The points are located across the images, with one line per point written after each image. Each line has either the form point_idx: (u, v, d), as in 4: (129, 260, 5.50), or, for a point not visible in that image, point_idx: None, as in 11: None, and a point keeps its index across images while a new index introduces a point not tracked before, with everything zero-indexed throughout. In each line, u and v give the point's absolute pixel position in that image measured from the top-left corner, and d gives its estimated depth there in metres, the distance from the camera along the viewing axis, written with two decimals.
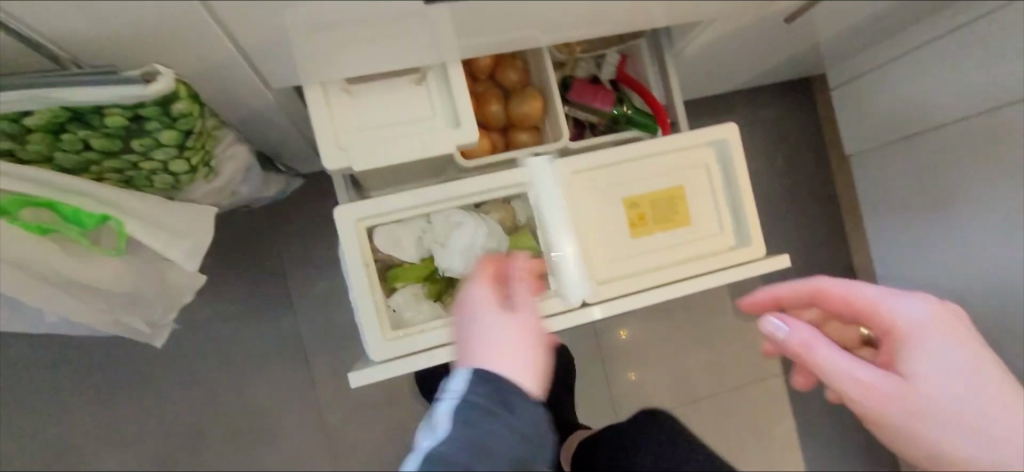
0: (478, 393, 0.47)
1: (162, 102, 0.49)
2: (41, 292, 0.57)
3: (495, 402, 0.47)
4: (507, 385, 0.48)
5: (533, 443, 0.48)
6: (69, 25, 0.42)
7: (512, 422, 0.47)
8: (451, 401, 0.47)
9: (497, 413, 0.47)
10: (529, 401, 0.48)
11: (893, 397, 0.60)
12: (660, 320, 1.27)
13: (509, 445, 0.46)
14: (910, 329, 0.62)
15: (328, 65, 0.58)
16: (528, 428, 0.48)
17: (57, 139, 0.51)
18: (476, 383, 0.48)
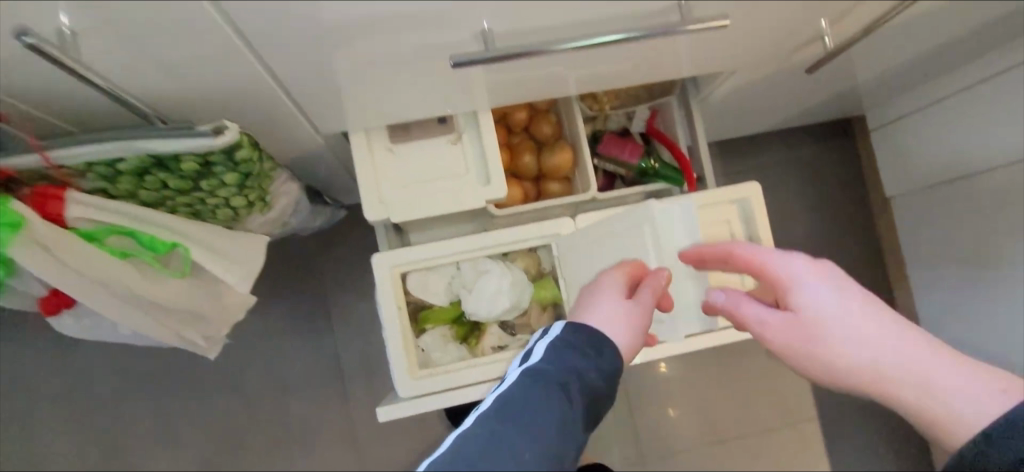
0: (581, 335, 0.54)
1: (228, 149, 0.57)
2: (116, 305, 0.65)
3: (592, 344, 0.53)
4: (601, 335, 0.54)
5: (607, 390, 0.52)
6: (157, 89, 0.51)
7: (600, 364, 0.52)
8: (566, 340, 0.53)
9: (593, 354, 0.53)
10: (610, 351, 0.54)
11: (787, 338, 0.54)
12: (695, 359, 1.29)
13: (589, 383, 0.50)
14: (793, 276, 0.53)
15: (375, 108, 0.66)
16: (605, 375, 0.52)
17: (141, 180, 0.59)
18: (587, 330, 0.54)
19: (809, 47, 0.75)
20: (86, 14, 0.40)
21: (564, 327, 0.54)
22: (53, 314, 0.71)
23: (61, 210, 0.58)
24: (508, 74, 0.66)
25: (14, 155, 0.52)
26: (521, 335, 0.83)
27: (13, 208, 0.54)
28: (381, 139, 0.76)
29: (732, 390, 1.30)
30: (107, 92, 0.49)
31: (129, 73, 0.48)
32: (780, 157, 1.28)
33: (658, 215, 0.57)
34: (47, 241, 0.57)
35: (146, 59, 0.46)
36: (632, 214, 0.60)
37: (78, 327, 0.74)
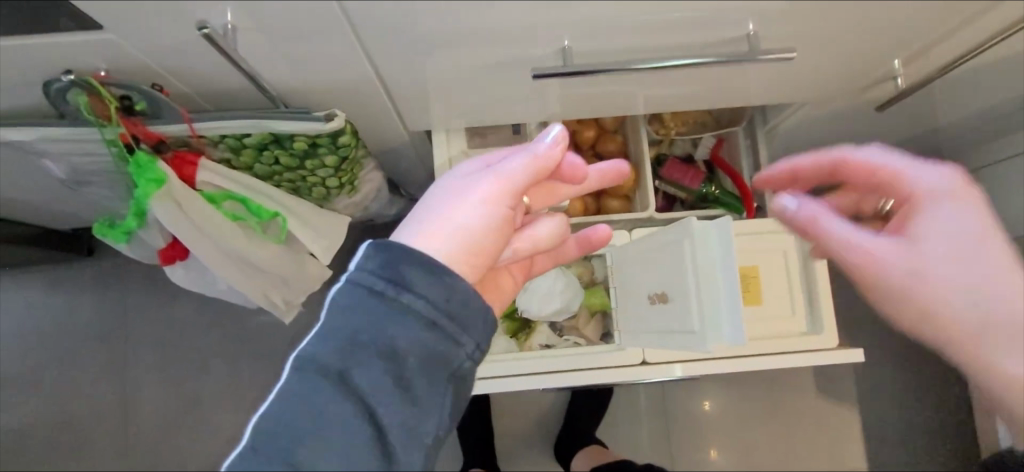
0: (368, 275, 0.41)
1: (333, 134, 0.66)
2: (217, 260, 0.76)
3: (390, 282, 0.40)
4: (401, 262, 0.41)
5: (439, 317, 0.41)
6: (285, 80, 0.60)
7: (405, 302, 0.40)
8: (347, 295, 0.41)
9: (393, 295, 0.40)
10: (425, 277, 0.41)
11: (894, 264, 0.48)
12: (736, 391, 1.29)
13: (393, 328, 0.40)
14: (932, 195, 0.49)
15: (458, 111, 0.74)
16: (426, 303, 0.40)
17: (259, 154, 0.69)
18: (380, 259, 0.41)
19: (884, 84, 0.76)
20: (246, 16, 0.49)
21: (365, 251, 0.41)
22: (168, 265, 0.83)
23: (194, 174, 0.69)
24: (581, 88, 0.72)
25: (172, 124, 0.62)
26: (567, 337, 0.87)
27: (160, 167, 0.65)
28: (459, 142, 0.84)
29: (774, 430, 1.28)
30: (249, 77, 0.59)
31: (266, 64, 0.57)
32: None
33: (694, 232, 0.58)
34: (180, 198, 0.68)
35: (282, 53, 0.55)
36: (680, 227, 0.62)
37: (186, 278, 0.86)
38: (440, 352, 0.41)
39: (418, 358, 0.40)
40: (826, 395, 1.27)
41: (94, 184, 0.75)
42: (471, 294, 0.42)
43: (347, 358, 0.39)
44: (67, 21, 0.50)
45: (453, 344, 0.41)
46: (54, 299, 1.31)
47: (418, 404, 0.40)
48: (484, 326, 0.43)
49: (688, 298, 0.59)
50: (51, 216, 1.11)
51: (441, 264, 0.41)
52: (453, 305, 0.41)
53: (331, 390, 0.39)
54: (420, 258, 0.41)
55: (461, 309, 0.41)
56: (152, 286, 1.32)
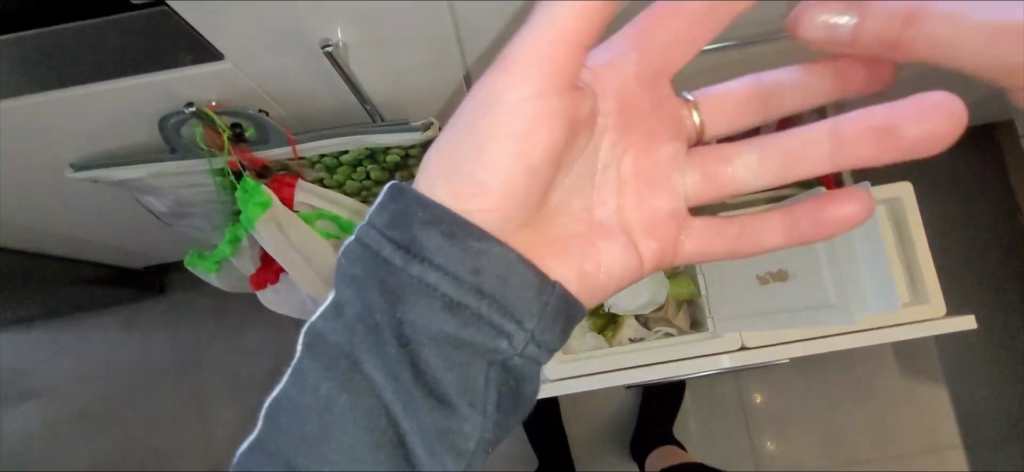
0: (382, 238, 0.44)
1: (425, 144, 0.68)
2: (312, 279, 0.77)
3: (405, 249, 0.43)
4: (412, 221, 0.44)
5: (457, 294, 0.43)
6: (381, 91, 0.62)
7: (414, 273, 0.43)
8: (359, 264, 0.44)
9: (409, 265, 0.43)
10: (444, 242, 0.44)
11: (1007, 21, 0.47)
12: (813, 374, 1.26)
13: (413, 304, 0.43)
14: None
15: None
16: (442, 275, 0.43)
17: (352, 171, 0.72)
18: (390, 218, 0.44)
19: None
20: (355, 31, 0.52)
21: (379, 205, 0.44)
22: (260, 289, 0.85)
23: (292, 195, 0.72)
24: None
25: (276, 147, 0.66)
26: (657, 328, 0.86)
27: (265, 191, 0.69)
28: None
29: (858, 412, 1.25)
30: (351, 87, 0.61)
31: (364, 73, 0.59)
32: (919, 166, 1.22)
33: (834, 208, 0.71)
34: (282, 219, 0.71)
35: (382, 59, 0.57)
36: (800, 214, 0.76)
37: (275, 301, 0.88)
38: (459, 331, 0.43)
39: (433, 337, 0.43)
40: (908, 372, 1.24)
41: (193, 214, 0.79)
42: (493, 261, 0.44)
43: (369, 331, 0.43)
44: (185, 56, 0.52)
45: (489, 331, 0.44)
46: (132, 337, 1.35)
47: (434, 380, 0.44)
48: (520, 305, 0.44)
49: (823, 275, 0.75)
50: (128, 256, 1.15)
51: (457, 225, 0.44)
52: (469, 280, 0.44)
53: (351, 363, 0.43)
54: (440, 210, 0.44)
55: (482, 282, 0.44)
56: (223, 317, 1.35)
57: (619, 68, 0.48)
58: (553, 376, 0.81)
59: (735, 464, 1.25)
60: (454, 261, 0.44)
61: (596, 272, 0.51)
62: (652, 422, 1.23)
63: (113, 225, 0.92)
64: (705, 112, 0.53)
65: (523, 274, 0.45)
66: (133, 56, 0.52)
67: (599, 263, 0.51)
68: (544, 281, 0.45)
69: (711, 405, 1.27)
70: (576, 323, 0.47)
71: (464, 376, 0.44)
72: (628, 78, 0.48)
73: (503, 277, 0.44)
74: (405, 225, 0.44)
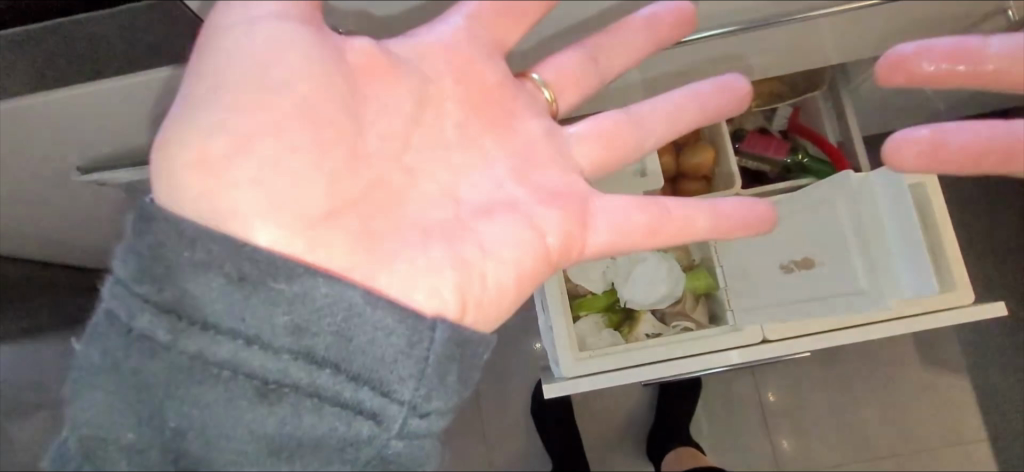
0: (128, 294, 0.36)
1: None
2: None
3: (164, 305, 0.36)
4: (178, 270, 0.36)
5: (291, 356, 0.37)
6: None
7: (190, 341, 0.36)
8: (114, 331, 0.36)
9: (186, 329, 0.36)
10: (237, 294, 0.37)
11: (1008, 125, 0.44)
12: (831, 369, 1.23)
13: (195, 372, 0.36)
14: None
15: None
16: (241, 338, 0.36)
17: None
18: (137, 269, 0.36)
19: (999, 16, 0.73)
20: None
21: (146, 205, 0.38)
22: None
23: None
24: (666, 59, 0.72)
25: None
26: (675, 323, 0.84)
27: None
28: None
29: (879, 406, 1.22)
30: None
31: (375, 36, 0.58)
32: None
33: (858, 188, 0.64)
34: None
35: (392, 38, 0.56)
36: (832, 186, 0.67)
37: None
38: (292, 375, 0.37)
39: (245, 392, 0.36)
40: (930, 364, 1.22)
41: None
42: (337, 308, 0.38)
43: (138, 405, 0.36)
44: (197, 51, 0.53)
45: (336, 404, 0.37)
46: None
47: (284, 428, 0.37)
48: (394, 376, 0.38)
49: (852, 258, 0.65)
50: None
51: (253, 293, 0.37)
52: (310, 333, 0.37)
53: (115, 454, 0.35)
54: (215, 256, 0.37)
55: (314, 344, 0.37)
56: None
57: (263, 62, 0.41)
58: (570, 375, 0.78)
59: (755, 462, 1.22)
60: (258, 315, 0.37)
61: (483, 299, 0.45)
62: (669, 421, 1.20)
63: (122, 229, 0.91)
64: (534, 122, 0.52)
65: (373, 315, 0.38)
66: (145, 54, 0.52)
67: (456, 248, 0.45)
68: (417, 325, 0.39)
69: (729, 403, 1.25)
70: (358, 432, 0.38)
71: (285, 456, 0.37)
72: (270, 66, 0.42)
73: (344, 331, 0.38)
74: (139, 266, 0.36)
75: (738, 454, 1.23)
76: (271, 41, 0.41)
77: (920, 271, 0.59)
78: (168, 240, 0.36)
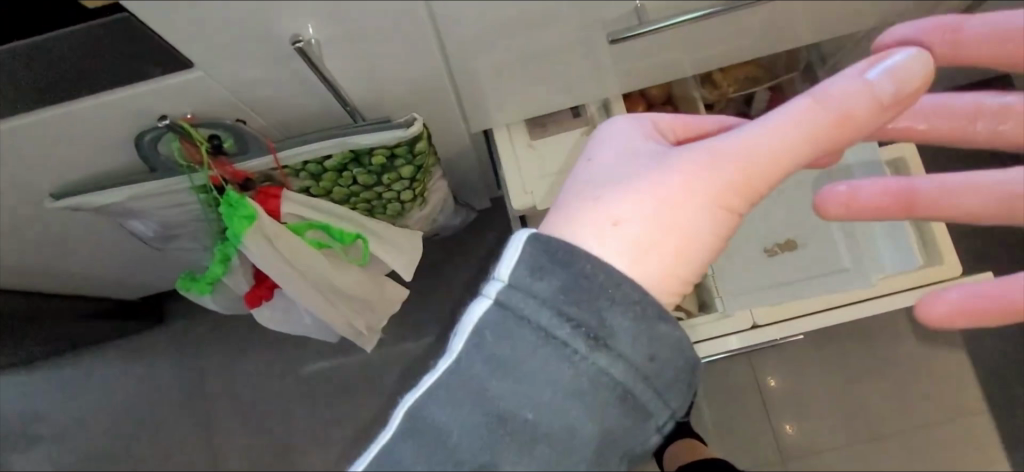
0: (524, 296, 0.43)
1: (409, 142, 0.66)
2: (309, 290, 0.75)
3: (581, 324, 0.42)
4: (590, 301, 0.43)
5: (622, 378, 0.42)
6: (358, 87, 0.61)
7: (590, 360, 0.42)
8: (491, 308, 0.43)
9: (571, 343, 0.42)
10: (632, 325, 0.43)
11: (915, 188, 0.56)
12: (829, 350, 1.23)
13: (536, 389, 0.42)
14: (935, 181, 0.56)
15: (514, 100, 0.74)
16: (615, 357, 0.42)
17: (338, 177, 0.70)
18: (561, 285, 0.43)
19: None
20: (326, 27, 0.51)
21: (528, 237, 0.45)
22: (256, 308, 0.82)
23: (278, 206, 0.70)
24: (639, 48, 0.71)
25: (257, 156, 0.64)
26: None
27: (249, 203, 0.67)
28: (521, 136, 0.83)
29: (878, 384, 1.22)
30: (330, 90, 0.60)
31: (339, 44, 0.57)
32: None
33: None
34: (269, 231, 0.69)
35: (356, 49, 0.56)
36: None
37: (271, 319, 0.85)
38: (630, 408, 0.43)
39: (580, 394, 0.42)
40: (926, 339, 1.22)
41: (181, 236, 0.77)
42: (668, 350, 0.43)
43: (492, 373, 0.43)
44: (155, 67, 0.52)
45: (642, 415, 0.43)
46: (136, 372, 1.33)
47: (576, 427, 0.42)
48: (668, 387, 0.44)
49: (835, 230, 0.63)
50: (125, 288, 1.13)
51: (602, 321, 0.42)
52: (646, 364, 0.43)
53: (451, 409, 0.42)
54: (619, 292, 0.43)
55: (650, 371, 0.43)
56: (223, 342, 1.32)
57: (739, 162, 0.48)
58: None
59: (759, 448, 1.22)
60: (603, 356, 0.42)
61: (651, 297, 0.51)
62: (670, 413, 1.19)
63: (103, 254, 0.90)
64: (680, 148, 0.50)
65: (680, 362, 0.44)
66: (103, 72, 0.51)
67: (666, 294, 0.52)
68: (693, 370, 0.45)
69: (729, 391, 1.24)
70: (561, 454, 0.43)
71: (596, 462, 0.43)
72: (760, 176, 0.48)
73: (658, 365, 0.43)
74: (531, 266, 0.43)
75: (742, 441, 1.22)
76: (772, 145, 0.48)
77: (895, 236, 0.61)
78: (521, 274, 0.43)
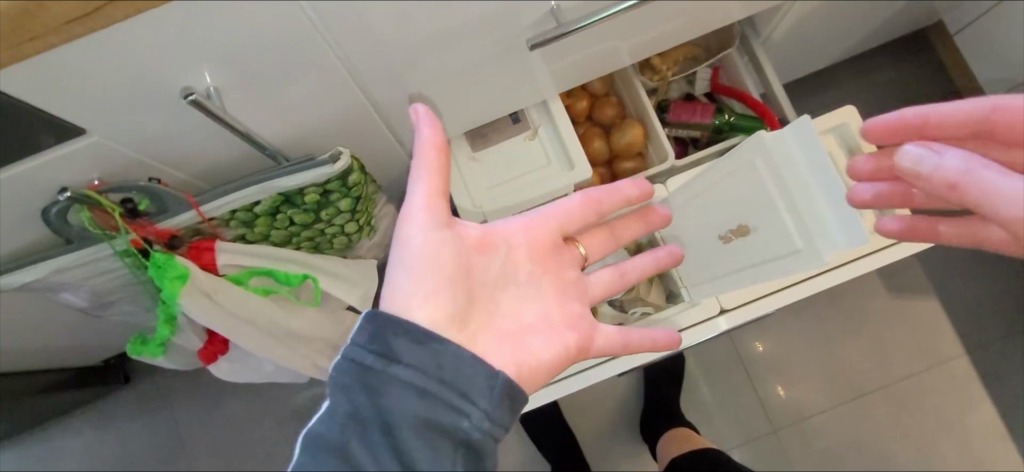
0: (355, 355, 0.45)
1: (341, 175, 0.63)
2: (266, 340, 0.72)
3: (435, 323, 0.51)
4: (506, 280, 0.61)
5: (421, 386, 0.45)
6: (276, 127, 0.58)
7: (395, 371, 0.44)
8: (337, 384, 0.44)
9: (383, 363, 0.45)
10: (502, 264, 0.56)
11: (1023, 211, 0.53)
12: (804, 316, 1.24)
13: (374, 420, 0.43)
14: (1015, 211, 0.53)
15: (448, 117, 0.72)
16: (416, 371, 0.45)
17: (273, 220, 0.67)
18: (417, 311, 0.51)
19: None
20: (224, 71, 0.48)
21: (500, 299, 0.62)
22: (212, 363, 0.78)
23: (213, 259, 0.66)
24: (569, 48, 0.69)
25: (178, 213, 0.61)
26: (633, 309, 0.82)
27: (179, 262, 0.63)
28: (463, 150, 0.81)
29: (856, 342, 1.23)
30: (243, 135, 0.57)
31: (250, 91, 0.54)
32: (850, 91, 1.23)
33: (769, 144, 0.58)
34: (206, 287, 0.66)
35: (268, 90, 0.53)
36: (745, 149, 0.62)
37: (230, 371, 0.81)
38: (448, 415, 0.44)
39: (407, 417, 0.43)
40: (897, 291, 1.23)
41: (118, 301, 0.73)
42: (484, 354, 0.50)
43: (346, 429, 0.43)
44: (49, 138, 0.48)
45: (449, 410, 0.44)
46: (107, 439, 1.27)
47: (429, 434, 0.43)
48: (470, 387, 0.46)
49: (784, 218, 0.59)
50: (80, 355, 1.08)
51: (387, 337, 0.45)
52: (436, 370, 0.45)
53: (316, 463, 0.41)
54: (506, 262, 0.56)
55: (444, 375, 0.45)
56: (196, 393, 1.27)
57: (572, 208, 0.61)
58: None
59: (747, 423, 1.22)
60: (427, 362, 0.45)
61: (529, 366, 0.53)
62: (658, 400, 1.18)
63: (41, 326, 0.85)
64: (586, 245, 0.65)
65: (476, 362, 0.47)
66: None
67: (523, 360, 0.53)
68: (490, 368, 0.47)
69: (713, 368, 1.24)
70: (521, 405, 0.48)
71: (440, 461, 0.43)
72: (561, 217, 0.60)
73: (449, 377, 0.45)
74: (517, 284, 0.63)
75: (732, 417, 1.23)
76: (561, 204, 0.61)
77: (846, 219, 0.52)
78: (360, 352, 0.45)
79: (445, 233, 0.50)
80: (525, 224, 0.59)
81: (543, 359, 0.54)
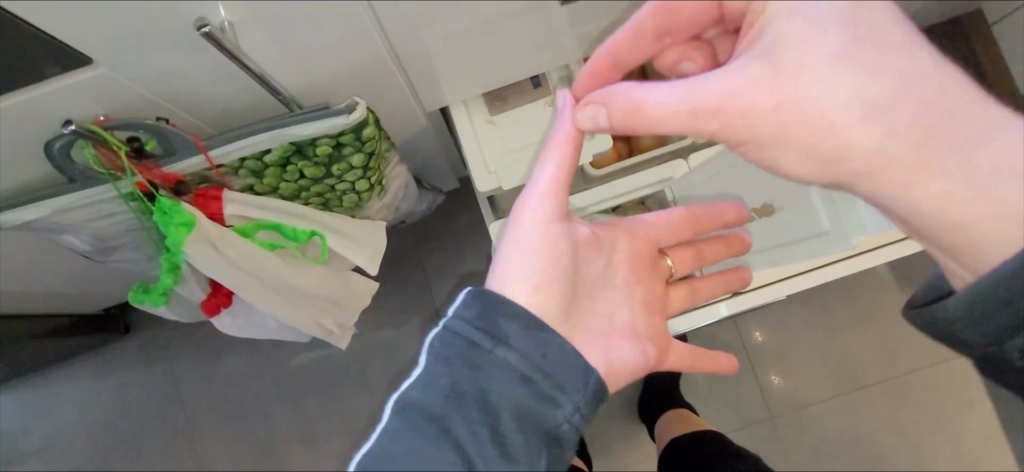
0: (463, 331, 0.51)
1: (356, 128, 0.61)
2: (272, 296, 0.71)
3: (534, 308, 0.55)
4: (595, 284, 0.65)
5: (521, 371, 0.50)
6: (290, 72, 0.56)
7: (499, 353, 0.50)
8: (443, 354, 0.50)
9: (489, 345, 0.50)
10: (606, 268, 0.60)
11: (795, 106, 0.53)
12: (811, 305, 1.22)
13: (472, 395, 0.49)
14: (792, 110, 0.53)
15: (469, 78, 0.69)
16: (520, 355, 0.50)
17: (283, 171, 0.65)
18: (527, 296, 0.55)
19: None
20: (241, 8, 0.45)
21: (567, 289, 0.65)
22: (215, 316, 0.77)
23: (221, 209, 0.65)
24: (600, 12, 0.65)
25: (186, 157, 0.59)
26: None
27: (186, 209, 0.62)
28: (480, 113, 0.78)
29: (860, 335, 1.22)
30: (255, 77, 0.54)
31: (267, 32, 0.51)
32: None
33: None
34: (213, 237, 0.64)
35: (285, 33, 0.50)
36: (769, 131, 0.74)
37: (233, 325, 0.80)
38: (542, 403, 0.50)
39: (506, 399, 0.49)
40: (906, 287, 1.21)
41: (122, 246, 0.72)
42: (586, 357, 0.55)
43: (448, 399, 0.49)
44: (53, 66, 0.46)
45: (546, 400, 0.50)
46: (105, 385, 1.27)
47: (518, 416, 0.49)
48: (568, 385, 0.51)
49: (819, 209, 0.72)
50: (80, 300, 1.07)
51: (496, 321, 0.51)
52: (540, 359, 0.50)
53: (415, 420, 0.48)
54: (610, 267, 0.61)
55: (546, 366, 0.50)
56: (195, 345, 1.27)
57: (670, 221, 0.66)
58: None
59: (744, 408, 1.22)
60: (532, 352, 0.50)
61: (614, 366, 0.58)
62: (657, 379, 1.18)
63: (43, 267, 0.83)
64: (676, 259, 0.67)
65: (578, 360, 0.51)
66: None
67: (613, 359, 0.58)
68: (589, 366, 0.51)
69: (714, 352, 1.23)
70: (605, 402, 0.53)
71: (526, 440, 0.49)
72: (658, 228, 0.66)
73: (547, 367, 0.50)
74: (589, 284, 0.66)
75: (729, 401, 1.23)
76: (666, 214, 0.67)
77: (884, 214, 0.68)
78: (468, 328, 0.51)
79: (559, 225, 0.56)
80: (632, 230, 0.63)
81: (627, 361, 0.59)
